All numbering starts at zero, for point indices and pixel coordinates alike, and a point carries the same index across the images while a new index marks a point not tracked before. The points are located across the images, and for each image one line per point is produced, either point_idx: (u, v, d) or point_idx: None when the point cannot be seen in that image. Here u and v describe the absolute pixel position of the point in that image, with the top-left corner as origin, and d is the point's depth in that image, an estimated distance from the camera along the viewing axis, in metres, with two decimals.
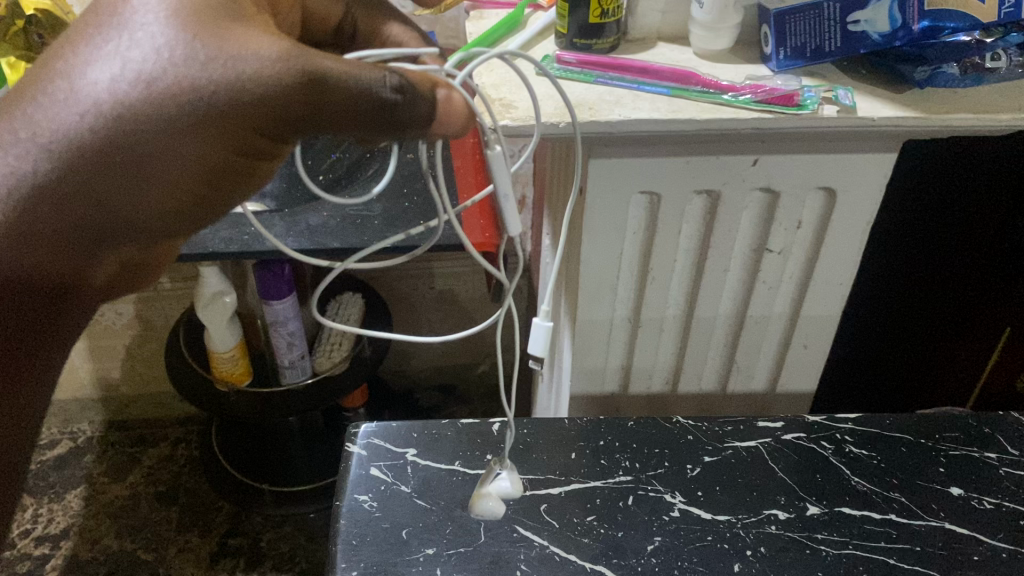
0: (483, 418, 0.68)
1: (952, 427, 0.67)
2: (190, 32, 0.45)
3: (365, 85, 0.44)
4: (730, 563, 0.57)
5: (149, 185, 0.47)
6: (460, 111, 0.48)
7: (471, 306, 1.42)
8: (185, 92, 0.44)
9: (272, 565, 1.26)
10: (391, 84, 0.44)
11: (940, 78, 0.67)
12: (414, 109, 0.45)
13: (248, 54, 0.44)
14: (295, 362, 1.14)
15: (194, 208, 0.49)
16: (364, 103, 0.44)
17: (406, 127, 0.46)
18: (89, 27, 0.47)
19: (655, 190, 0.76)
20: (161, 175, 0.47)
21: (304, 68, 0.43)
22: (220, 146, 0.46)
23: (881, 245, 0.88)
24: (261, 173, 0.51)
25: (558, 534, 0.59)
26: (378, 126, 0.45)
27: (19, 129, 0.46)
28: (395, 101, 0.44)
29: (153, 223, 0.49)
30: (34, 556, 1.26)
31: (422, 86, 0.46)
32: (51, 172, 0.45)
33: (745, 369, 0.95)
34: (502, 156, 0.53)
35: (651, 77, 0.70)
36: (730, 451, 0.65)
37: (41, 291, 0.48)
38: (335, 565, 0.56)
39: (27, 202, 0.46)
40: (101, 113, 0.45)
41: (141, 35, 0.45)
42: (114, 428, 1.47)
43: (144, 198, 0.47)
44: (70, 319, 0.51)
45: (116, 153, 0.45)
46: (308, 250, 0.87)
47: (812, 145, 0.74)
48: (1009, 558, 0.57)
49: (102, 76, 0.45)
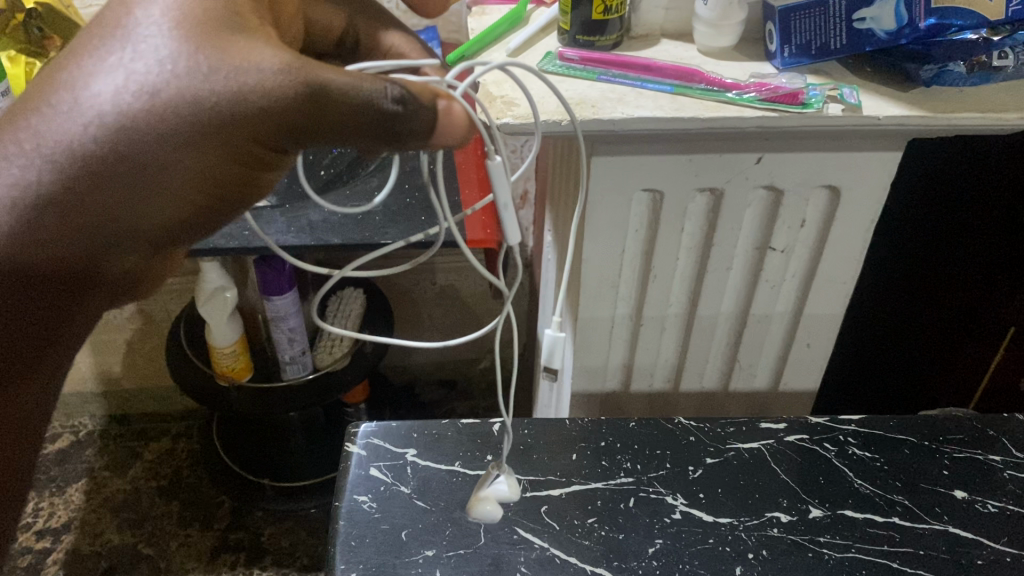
0: (484, 418, 0.67)
1: (956, 429, 0.66)
2: (192, 44, 0.44)
3: (366, 96, 0.44)
4: (731, 566, 0.56)
5: (151, 197, 0.46)
6: (460, 126, 0.48)
7: (473, 302, 1.42)
8: (189, 104, 0.44)
9: (272, 560, 1.26)
10: (391, 95, 0.44)
11: (947, 76, 0.67)
12: (414, 120, 0.45)
13: (250, 65, 0.44)
14: (296, 357, 1.14)
15: (196, 219, 0.49)
16: (365, 113, 0.45)
17: (407, 138, 0.46)
18: (92, 38, 0.46)
19: (658, 187, 0.76)
20: (164, 184, 0.46)
21: (304, 79, 0.44)
22: (221, 157, 0.46)
23: (890, 235, 0.88)
24: (261, 184, 0.51)
25: (559, 536, 0.58)
26: (379, 136, 0.46)
27: (23, 140, 0.45)
28: (395, 111, 0.45)
29: (156, 232, 0.48)
30: (36, 550, 1.26)
31: (424, 97, 0.46)
32: (54, 183, 0.45)
33: (748, 367, 0.94)
34: (503, 167, 0.53)
35: (655, 75, 0.69)
36: (732, 453, 0.64)
37: (44, 300, 0.49)
38: (334, 567, 0.56)
39: (30, 213, 0.45)
40: (106, 125, 0.44)
41: (144, 47, 0.45)
42: (116, 422, 1.47)
43: (147, 209, 0.47)
44: (71, 328, 0.51)
45: (120, 164, 0.45)
46: (309, 246, 0.87)
47: (817, 144, 0.74)
48: (1013, 562, 0.56)
49: (106, 88, 0.44)
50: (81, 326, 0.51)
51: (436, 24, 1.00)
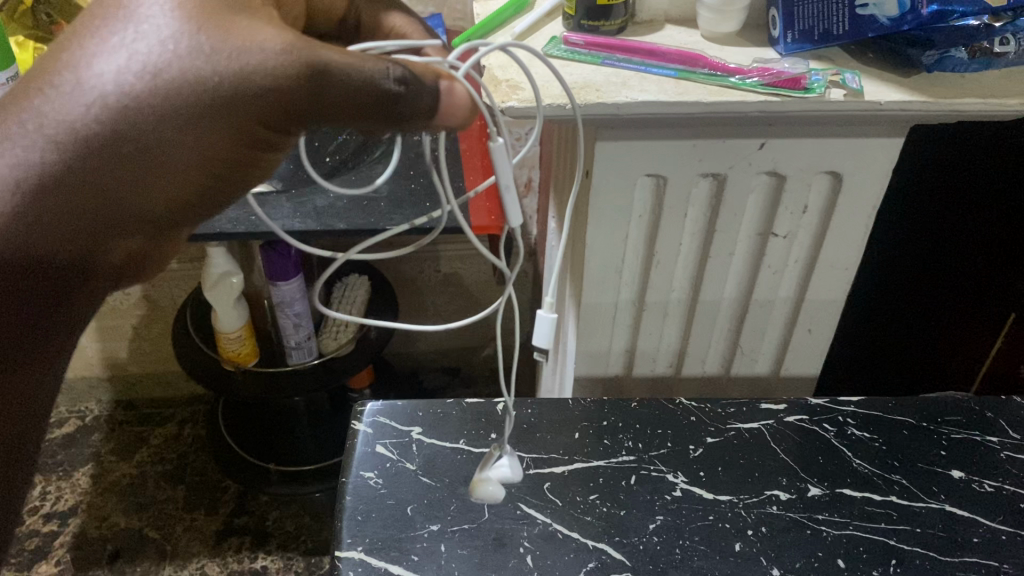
0: (487, 398, 0.68)
1: (954, 411, 0.67)
2: (194, 23, 0.45)
3: (368, 77, 0.44)
4: (731, 542, 0.57)
5: (154, 175, 0.48)
6: (463, 105, 0.47)
7: (477, 289, 1.43)
8: (191, 86, 0.44)
9: (278, 544, 1.28)
10: (394, 76, 0.44)
11: (948, 62, 0.67)
12: (415, 101, 0.45)
13: (253, 46, 0.44)
14: (301, 342, 1.15)
15: (198, 198, 0.50)
16: (367, 94, 0.44)
17: (408, 119, 0.46)
18: (95, 19, 0.47)
19: (662, 172, 0.76)
20: (166, 163, 0.47)
21: (305, 60, 0.44)
22: (224, 137, 0.47)
23: (890, 223, 0.88)
24: (265, 165, 0.51)
25: (561, 512, 0.59)
26: (380, 117, 0.45)
27: (26, 120, 0.46)
28: (397, 93, 0.45)
29: (159, 211, 0.50)
30: (43, 533, 1.28)
31: (426, 78, 0.46)
32: (57, 163, 0.46)
33: (749, 352, 0.95)
34: (506, 150, 0.53)
35: (658, 59, 0.70)
36: (732, 433, 0.65)
37: (52, 279, 0.49)
38: (340, 541, 0.57)
39: (34, 193, 0.46)
40: (110, 105, 0.45)
41: (147, 27, 0.45)
42: (122, 407, 1.49)
43: (149, 188, 0.48)
44: (78, 309, 0.51)
45: (122, 144, 0.46)
46: (315, 231, 0.88)
47: (818, 131, 0.74)
48: (1008, 540, 0.57)
49: (108, 68, 0.45)
50: (88, 307, 0.52)
51: (441, 11, 1.00)
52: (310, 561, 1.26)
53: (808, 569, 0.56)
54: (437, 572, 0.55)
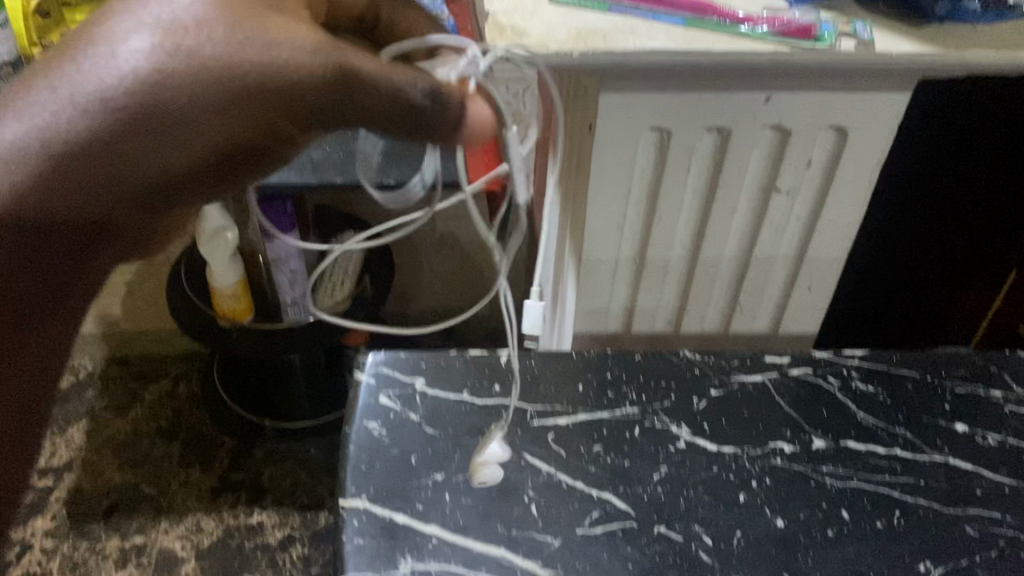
0: (491, 350, 0.68)
1: (958, 364, 0.67)
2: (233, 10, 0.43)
3: (399, 87, 0.46)
4: (735, 493, 0.58)
5: (171, 156, 0.44)
6: (483, 122, 0.50)
7: (473, 248, 1.40)
8: (228, 68, 0.42)
9: (273, 499, 1.26)
10: (422, 90, 0.46)
11: (961, 13, 0.65)
12: (441, 115, 0.47)
13: (289, 39, 0.43)
14: (297, 299, 1.14)
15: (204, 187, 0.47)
16: (396, 105, 0.46)
17: (431, 133, 0.48)
18: None
19: (666, 125, 0.75)
20: (188, 148, 0.44)
21: (340, 62, 0.44)
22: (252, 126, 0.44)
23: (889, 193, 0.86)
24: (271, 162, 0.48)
25: (566, 462, 0.60)
26: (404, 126, 0.47)
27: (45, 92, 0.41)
28: (424, 106, 0.47)
29: (161, 198, 0.46)
30: (39, 487, 1.27)
31: (453, 96, 0.48)
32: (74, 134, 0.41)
33: (748, 308, 0.95)
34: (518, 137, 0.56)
35: (667, 6, 0.67)
36: (736, 385, 0.65)
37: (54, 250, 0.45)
38: (345, 490, 0.57)
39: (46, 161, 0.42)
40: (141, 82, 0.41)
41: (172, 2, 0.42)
42: (116, 363, 1.46)
43: (162, 169, 0.44)
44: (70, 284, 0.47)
45: (148, 120, 0.42)
46: (312, 184, 0.87)
47: (825, 82, 0.73)
48: (1011, 492, 0.58)
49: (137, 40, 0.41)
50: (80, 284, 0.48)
51: None
52: (306, 518, 1.24)
53: (811, 520, 0.56)
54: (442, 521, 0.55)
